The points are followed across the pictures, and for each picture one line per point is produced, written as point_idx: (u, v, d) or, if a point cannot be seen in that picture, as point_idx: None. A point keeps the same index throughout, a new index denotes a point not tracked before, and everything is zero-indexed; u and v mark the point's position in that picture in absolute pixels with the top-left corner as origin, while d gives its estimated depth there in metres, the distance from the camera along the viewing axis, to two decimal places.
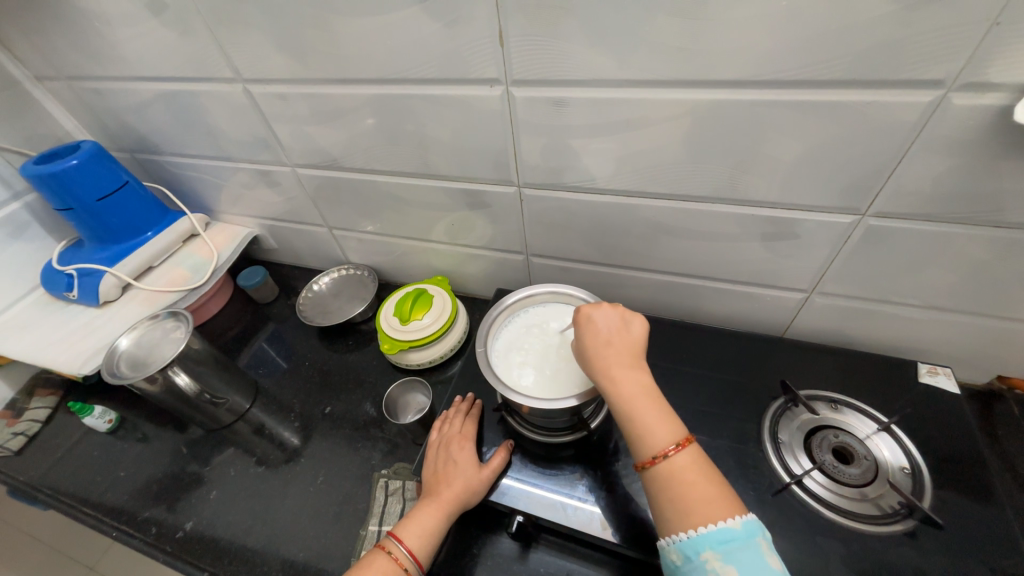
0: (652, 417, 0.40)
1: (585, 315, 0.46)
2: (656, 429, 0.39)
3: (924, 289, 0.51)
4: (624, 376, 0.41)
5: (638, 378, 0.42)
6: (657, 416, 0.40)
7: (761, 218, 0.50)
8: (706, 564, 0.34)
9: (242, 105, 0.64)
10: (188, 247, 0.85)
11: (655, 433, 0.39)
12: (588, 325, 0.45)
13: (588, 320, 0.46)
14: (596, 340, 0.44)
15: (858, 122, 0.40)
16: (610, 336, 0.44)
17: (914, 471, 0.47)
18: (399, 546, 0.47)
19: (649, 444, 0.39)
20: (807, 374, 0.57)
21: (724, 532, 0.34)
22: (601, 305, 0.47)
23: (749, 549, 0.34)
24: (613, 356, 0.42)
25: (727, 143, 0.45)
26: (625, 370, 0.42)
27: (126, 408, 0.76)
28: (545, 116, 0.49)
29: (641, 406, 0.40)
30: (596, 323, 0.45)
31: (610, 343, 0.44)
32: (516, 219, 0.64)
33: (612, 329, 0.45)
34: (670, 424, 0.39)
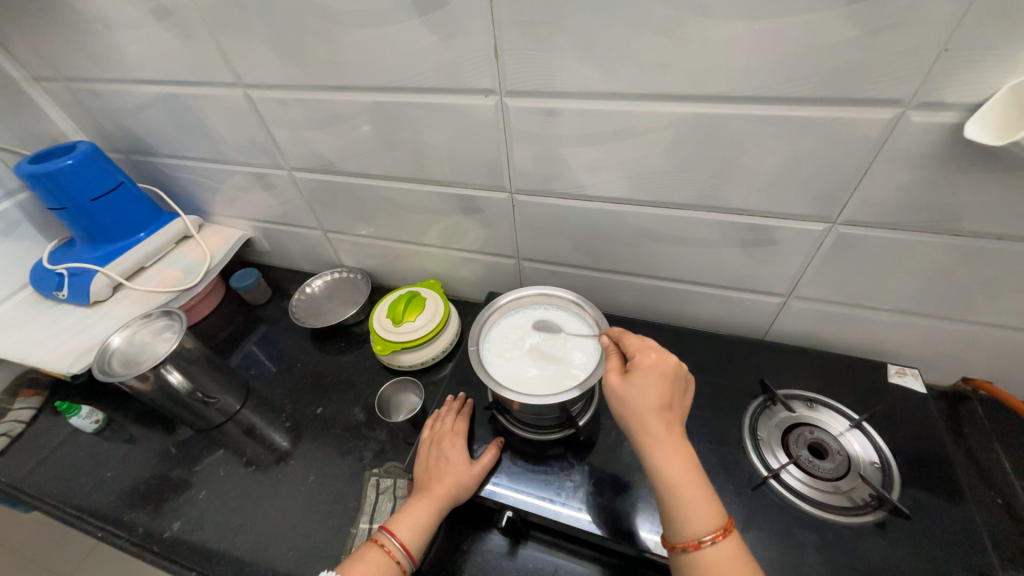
0: (697, 500, 0.39)
1: (648, 368, 0.42)
2: (699, 513, 0.38)
3: (892, 294, 0.54)
4: (674, 455, 0.40)
5: (683, 455, 0.40)
6: (702, 498, 0.39)
7: (740, 225, 0.53)
8: None
9: (242, 110, 0.66)
10: (181, 249, 0.85)
11: (699, 518, 0.38)
12: (647, 383, 0.42)
13: (648, 377, 0.42)
14: (648, 407, 0.41)
15: (827, 137, 0.43)
16: (663, 402, 0.41)
17: (884, 465, 0.50)
18: (391, 539, 0.48)
19: (691, 527, 0.38)
20: (785, 374, 0.60)
21: None
22: (657, 359, 0.43)
23: None
24: (663, 431, 0.40)
25: (708, 154, 0.48)
26: (674, 445, 0.40)
27: (114, 409, 0.75)
28: (537, 126, 0.52)
29: (685, 486, 0.39)
30: (650, 385, 0.42)
31: (662, 415, 0.41)
32: (508, 223, 0.66)
33: (668, 393, 0.42)
34: (712, 506, 0.39)
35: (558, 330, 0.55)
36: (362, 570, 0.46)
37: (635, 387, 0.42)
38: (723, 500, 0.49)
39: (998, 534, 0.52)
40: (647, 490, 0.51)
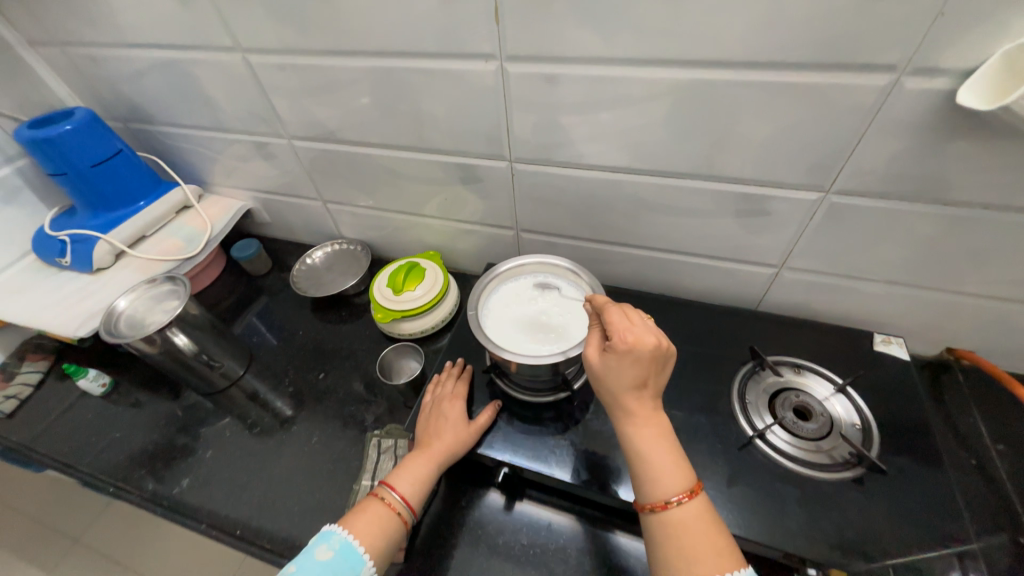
0: (666, 463, 0.41)
1: (620, 349, 0.42)
2: (667, 476, 0.41)
3: (882, 264, 0.55)
4: (645, 423, 0.43)
5: (655, 423, 0.43)
6: (670, 461, 0.41)
7: (735, 195, 0.54)
8: None
9: (241, 76, 0.65)
10: (181, 219, 0.86)
11: (667, 479, 0.41)
12: (620, 360, 0.42)
13: (620, 355, 0.42)
14: (623, 381, 0.42)
15: (823, 104, 0.43)
16: (640, 378, 0.42)
17: (864, 426, 0.52)
18: (392, 492, 0.50)
19: (660, 489, 0.41)
20: (775, 343, 0.62)
21: None
22: (641, 338, 0.42)
23: None
24: (636, 402, 0.43)
25: (706, 121, 0.48)
26: (646, 414, 0.43)
27: (120, 374, 0.77)
28: (537, 93, 0.52)
29: (655, 449, 0.42)
30: (630, 363, 0.42)
31: (638, 389, 0.43)
32: (507, 194, 0.67)
33: (643, 370, 0.42)
34: (682, 470, 0.41)
35: (555, 297, 0.57)
36: (365, 520, 0.48)
37: (609, 364, 0.43)
38: (710, 457, 0.51)
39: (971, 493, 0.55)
40: None
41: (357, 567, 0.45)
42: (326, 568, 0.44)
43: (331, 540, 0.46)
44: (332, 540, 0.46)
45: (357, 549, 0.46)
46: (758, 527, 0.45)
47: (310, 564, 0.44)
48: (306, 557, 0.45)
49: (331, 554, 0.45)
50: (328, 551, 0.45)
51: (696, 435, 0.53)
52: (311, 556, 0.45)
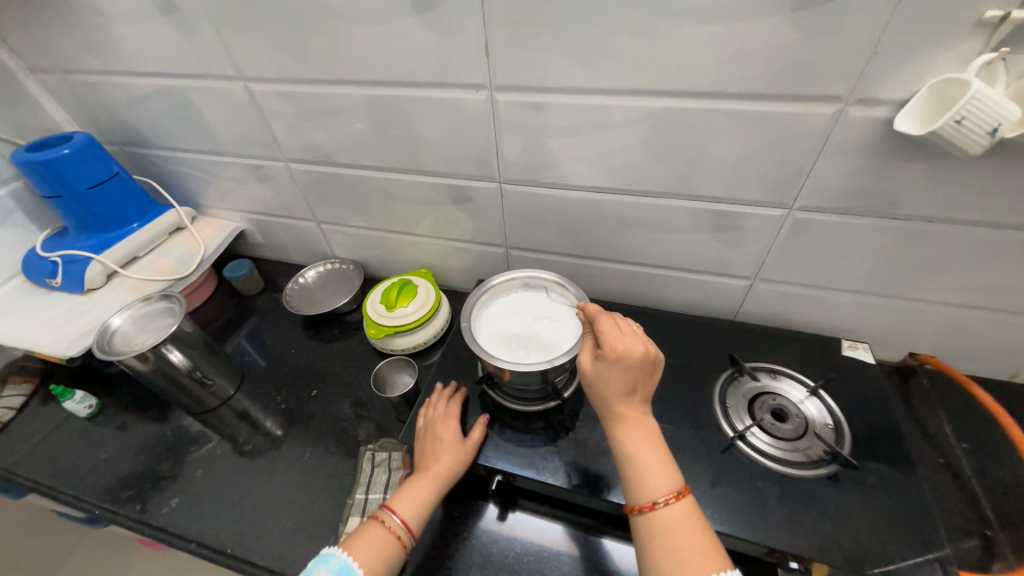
0: (653, 466, 0.43)
1: (611, 356, 0.44)
2: (654, 478, 0.42)
3: (844, 274, 0.60)
4: (634, 427, 0.45)
5: (643, 427, 0.45)
6: (658, 464, 0.43)
7: (709, 212, 0.58)
8: None
9: (241, 102, 0.68)
10: (174, 240, 0.87)
11: (654, 481, 0.42)
12: (610, 368, 0.45)
13: (612, 363, 0.44)
14: (614, 388, 0.45)
15: (781, 129, 0.48)
16: (629, 384, 0.45)
17: (837, 426, 0.55)
18: (392, 515, 0.51)
19: (647, 490, 0.42)
20: (752, 351, 0.65)
21: None
22: (632, 346, 0.44)
23: None
24: (625, 407, 0.45)
25: (679, 144, 0.53)
26: (634, 419, 0.45)
27: (107, 394, 0.76)
28: (524, 119, 0.56)
29: (643, 452, 0.44)
30: (620, 370, 0.44)
31: (628, 395, 0.45)
32: (497, 213, 0.70)
33: (633, 377, 0.44)
34: (669, 472, 0.43)
35: (544, 309, 0.59)
36: (365, 544, 0.48)
37: (600, 370, 0.45)
38: (695, 459, 0.53)
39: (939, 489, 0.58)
40: None
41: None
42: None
43: (330, 562, 0.46)
44: (331, 563, 0.46)
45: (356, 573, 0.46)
46: (742, 523, 0.48)
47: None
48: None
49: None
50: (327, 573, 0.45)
51: (681, 439, 0.55)
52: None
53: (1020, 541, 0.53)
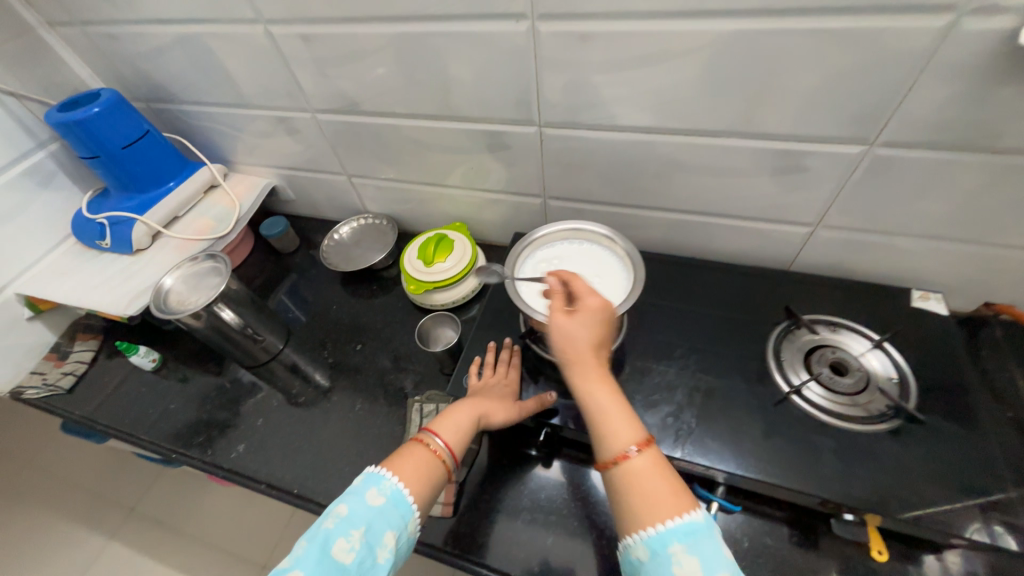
0: (618, 417, 0.43)
1: (589, 311, 0.46)
2: (622, 428, 0.43)
3: (922, 219, 0.54)
4: (598, 383, 0.45)
5: (603, 379, 0.45)
6: (624, 416, 0.44)
7: (774, 151, 0.53)
8: (673, 557, 0.37)
9: (264, 48, 0.64)
10: (210, 198, 0.87)
11: (621, 431, 0.42)
12: (588, 321, 0.46)
13: (591, 317, 0.46)
14: (586, 343, 0.46)
15: (872, 50, 0.42)
16: (598, 339, 0.46)
17: (902, 380, 0.52)
18: (436, 439, 0.52)
19: (616, 442, 0.42)
20: (809, 303, 0.62)
21: (688, 523, 0.38)
22: (602, 301, 0.47)
23: (710, 542, 0.37)
24: (593, 365, 0.45)
25: (746, 74, 0.47)
26: (600, 374, 0.45)
27: (168, 350, 0.81)
28: (569, 52, 0.51)
29: (607, 406, 0.44)
30: (590, 324, 0.46)
31: (594, 351, 0.46)
32: (535, 160, 0.66)
33: (597, 330, 0.46)
34: (633, 422, 0.43)
35: (589, 263, 0.57)
36: (412, 464, 0.49)
37: (576, 325, 0.46)
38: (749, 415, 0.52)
39: None
40: (674, 407, 0.53)
41: (406, 515, 0.46)
42: (378, 514, 0.45)
43: (381, 485, 0.46)
44: (383, 486, 0.46)
45: (405, 497, 0.46)
46: (798, 477, 0.47)
47: (362, 508, 0.45)
48: (357, 499, 0.45)
49: (382, 500, 0.45)
50: (380, 496, 0.46)
51: (733, 394, 0.54)
52: (362, 499, 0.45)
53: None
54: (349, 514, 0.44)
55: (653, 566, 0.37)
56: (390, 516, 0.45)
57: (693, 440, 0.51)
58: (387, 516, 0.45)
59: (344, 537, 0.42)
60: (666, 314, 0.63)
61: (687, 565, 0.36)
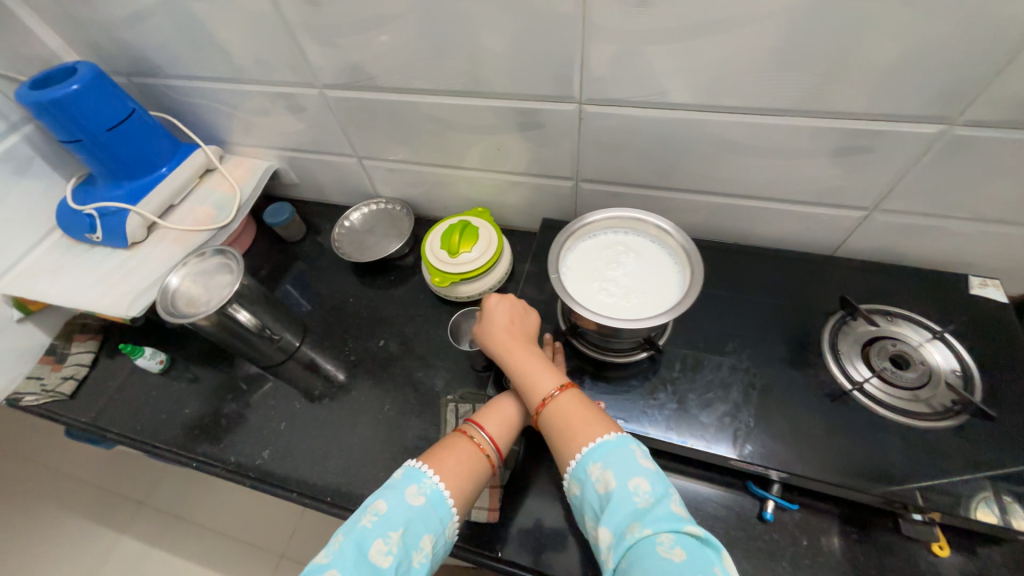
0: (537, 371, 0.49)
1: (493, 302, 0.55)
2: (542, 379, 0.49)
3: (991, 203, 0.51)
4: (518, 351, 0.51)
5: (523, 344, 0.52)
6: (543, 370, 0.49)
7: (842, 131, 0.49)
8: (591, 475, 0.42)
9: (264, 15, 0.57)
10: (207, 184, 0.80)
11: (541, 381, 0.49)
12: (496, 306, 0.54)
13: (496, 304, 0.55)
14: (501, 323, 0.53)
15: (977, 18, 0.37)
16: (511, 322, 0.54)
17: (965, 373, 0.51)
18: (481, 432, 0.49)
19: (537, 392, 0.48)
20: (861, 292, 0.59)
21: (601, 443, 0.43)
22: (502, 295, 0.56)
23: (624, 454, 0.42)
24: (512, 340, 0.52)
25: (824, 46, 0.42)
26: (518, 343, 0.52)
27: (176, 349, 0.76)
28: (623, 20, 0.45)
29: (525, 364, 0.50)
30: (500, 309, 0.54)
31: (508, 329, 0.53)
32: (571, 141, 0.61)
33: (512, 310, 0.55)
34: (552, 373, 0.49)
35: (643, 260, 0.53)
36: (455, 457, 0.46)
37: (488, 311, 0.55)
38: (810, 413, 0.50)
39: None
40: (731, 405, 0.52)
41: (445, 518, 0.42)
42: (417, 516, 0.41)
43: (422, 483, 0.43)
44: (423, 484, 0.43)
45: (445, 499, 0.43)
46: (866, 478, 0.46)
47: (401, 506, 0.41)
48: (396, 496, 0.42)
49: (422, 501, 0.42)
50: (420, 496, 0.42)
51: (791, 392, 0.52)
52: (401, 496, 0.42)
53: None
54: (387, 512, 0.40)
55: (585, 493, 0.42)
56: (429, 518, 0.41)
57: (754, 440, 0.49)
58: (426, 518, 0.41)
59: (382, 539, 0.38)
60: (711, 305, 0.61)
61: (603, 478, 0.41)
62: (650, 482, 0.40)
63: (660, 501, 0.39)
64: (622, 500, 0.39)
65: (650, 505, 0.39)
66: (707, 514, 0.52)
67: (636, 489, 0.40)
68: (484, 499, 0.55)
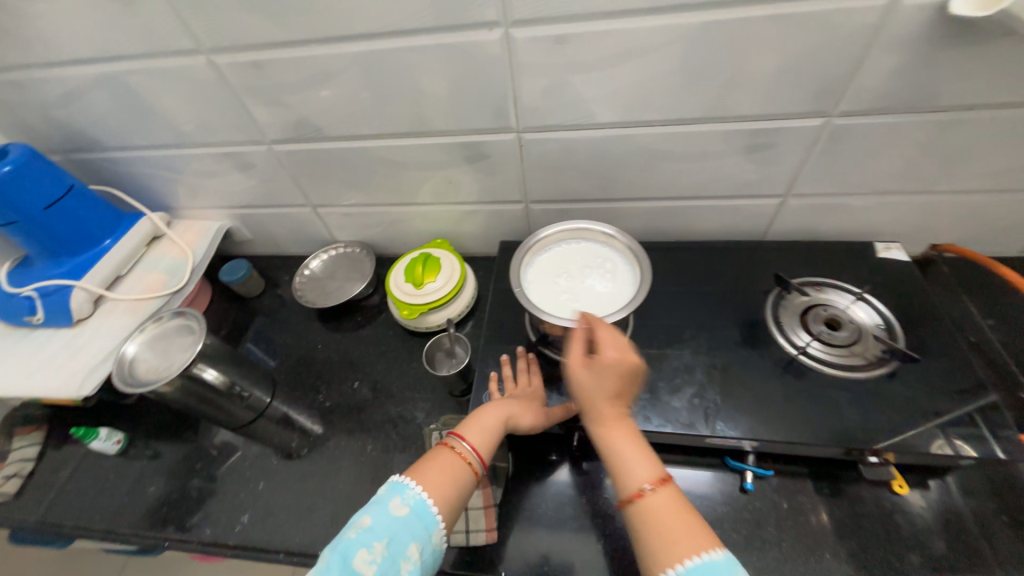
0: (632, 456, 0.46)
1: (595, 361, 0.47)
2: (638, 466, 0.45)
3: (876, 178, 0.60)
4: (615, 433, 0.47)
5: (620, 419, 0.48)
6: (641, 456, 0.46)
7: (745, 131, 0.56)
8: None
9: (206, 80, 0.59)
10: (155, 250, 0.78)
11: (638, 470, 0.45)
12: (599, 372, 0.47)
13: (600, 367, 0.47)
14: (601, 389, 0.47)
15: (828, 31, 0.45)
16: (613, 389, 0.47)
17: (887, 325, 0.58)
18: (462, 442, 0.50)
19: (632, 480, 0.44)
20: (790, 269, 0.66)
21: (704, 564, 0.38)
22: (607, 326, 0.48)
23: None
24: (612, 419, 0.48)
25: (716, 63, 0.49)
26: (616, 424, 0.48)
27: (134, 426, 0.72)
28: (545, 55, 0.51)
29: (621, 447, 0.46)
30: (599, 370, 0.47)
31: (610, 400, 0.48)
32: (515, 166, 0.65)
33: (612, 372, 0.50)
34: (650, 463, 0.45)
35: (616, 280, 0.55)
36: (437, 469, 0.48)
37: (586, 374, 0.48)
38: (767, 382, 0.55)
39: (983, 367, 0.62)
40: (697, 387, 0.56)
41: (430, 526, 0.44)
42: (401, 525, 0.43)
43: (405, 495, 0.45)
44: (406, 495, 0.45)
45: (429, 508, 0.45)
46: (822, 432, 0.50)
47: (385, 517, 0.44)
48: (380, 509, 0.44)
49: (406, 511, 0.44)
50: (404, 506, 0.44)
51: (747, 366, 0.57)
52: (385, 509, 0.44)
53: None
54: (372, 524, 0.43)
55: None
56: (413, 528, 0.44)
57: (722, 416, 0.53)
58: (410, 527, 0.43)
59: (366, 548, 0.41)
60: (665, 300, 0.65)
61: None
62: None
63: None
64: None
65: None
66: (693, 495, 0.55)
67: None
68: (481, 521, 0.54)
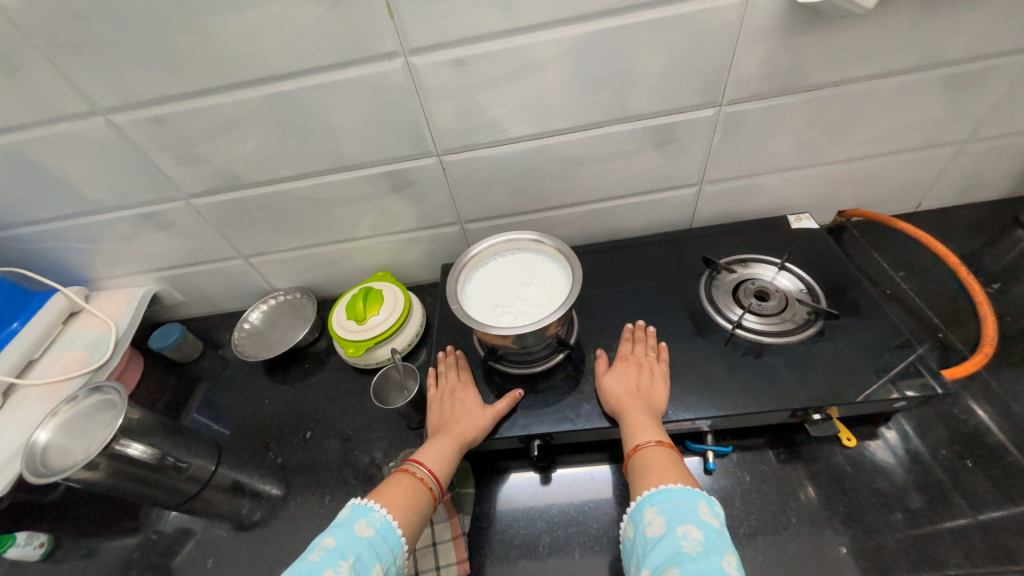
0: (638, 421, 0.49)
1: (629, 353, 0.57)
2: (641, 428, 0.48)
3: (776, 157, 0.65)
4: (625, 404, 0.51)
5: (638, 401, 0.51)
6: (647, 422, 0.49)
7: (650, 128, 0.59)
8: (644, 517, 0.41)
9: (108, 141, 0.57)
10: (73, 327, 0.73)
11: (640, 431, 0.48)
12: (625, 364, 0.56)
13: (632, 360, 0.56)
14: (619, 379, 0.54)
15: (699, 28, 0.49)
16: (635, 379, 0.54)
17: (810, 289, 0.62)
18: (420, 466, 0.48)
19: (633, 437, 0.48)
20: (717, 252, 0.70)
21: (663, 491, 0.41)
22: (649, 337, 0.59)
23: (682, 505, 0.40)
24: (627, 393, 0.52)
25: (608, 67, 0.52)
26: (628, 396, 0.52)
27: (61, 524, 0.64)
28: (449, 79, 0.53)
29: (627, 412, 0.50)
30: (629, 363, 0.56)
31: (629, 384, 0.53)
32: (443, 189, 0.66)
33: (641, 369, 0.55)
34: (655, 429, 0.48)
35: (552, 299, 0.54)
36: (398, 494, 0.46)
37: (617, 364, 0.56)
38: (711, 361, 0.56)
39: (904, 316, 0.66)
40: None
41: (395, 548, 0.42)
42: (368, 546, 0.41)
43: (370, 516, 0.43)
44: (372, 517, 0.43)
45: (394, 529, 0.43)
46: (767, 398, 0.52)
47: (350, 539, 0.41)
48: (344, 531, 0.42)
49: (372, 532, 0.42)
50: (369, 528, 0.42)
51: (691, 348, 0.58)
52: (350, 531, 0.41)
53: (964, 334, 0.63)
54: (336, 545, 0.40)
55: (637, 535, 0.41)
56: (379, 549, 0.41)
57: (674, 400, 0.54)
58: (376, 548, 0.41)
59: (333, 568, 0.38)
60: (607, 298, 0.67)
61: (654, 523, 0.40)
62: (704, 534, 0.38)
63: (709, 554, 0.36)
64: (668, 544, 0.38)
65: (696, 555, 0.36)
66: None
67: (684, 534, 0.38)
68: (451, 554, 0.52)
